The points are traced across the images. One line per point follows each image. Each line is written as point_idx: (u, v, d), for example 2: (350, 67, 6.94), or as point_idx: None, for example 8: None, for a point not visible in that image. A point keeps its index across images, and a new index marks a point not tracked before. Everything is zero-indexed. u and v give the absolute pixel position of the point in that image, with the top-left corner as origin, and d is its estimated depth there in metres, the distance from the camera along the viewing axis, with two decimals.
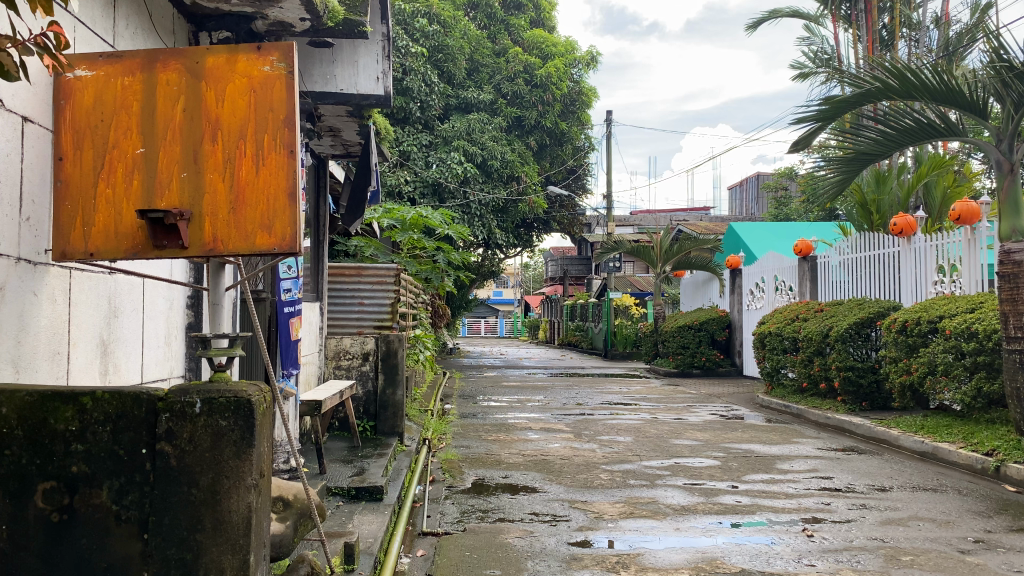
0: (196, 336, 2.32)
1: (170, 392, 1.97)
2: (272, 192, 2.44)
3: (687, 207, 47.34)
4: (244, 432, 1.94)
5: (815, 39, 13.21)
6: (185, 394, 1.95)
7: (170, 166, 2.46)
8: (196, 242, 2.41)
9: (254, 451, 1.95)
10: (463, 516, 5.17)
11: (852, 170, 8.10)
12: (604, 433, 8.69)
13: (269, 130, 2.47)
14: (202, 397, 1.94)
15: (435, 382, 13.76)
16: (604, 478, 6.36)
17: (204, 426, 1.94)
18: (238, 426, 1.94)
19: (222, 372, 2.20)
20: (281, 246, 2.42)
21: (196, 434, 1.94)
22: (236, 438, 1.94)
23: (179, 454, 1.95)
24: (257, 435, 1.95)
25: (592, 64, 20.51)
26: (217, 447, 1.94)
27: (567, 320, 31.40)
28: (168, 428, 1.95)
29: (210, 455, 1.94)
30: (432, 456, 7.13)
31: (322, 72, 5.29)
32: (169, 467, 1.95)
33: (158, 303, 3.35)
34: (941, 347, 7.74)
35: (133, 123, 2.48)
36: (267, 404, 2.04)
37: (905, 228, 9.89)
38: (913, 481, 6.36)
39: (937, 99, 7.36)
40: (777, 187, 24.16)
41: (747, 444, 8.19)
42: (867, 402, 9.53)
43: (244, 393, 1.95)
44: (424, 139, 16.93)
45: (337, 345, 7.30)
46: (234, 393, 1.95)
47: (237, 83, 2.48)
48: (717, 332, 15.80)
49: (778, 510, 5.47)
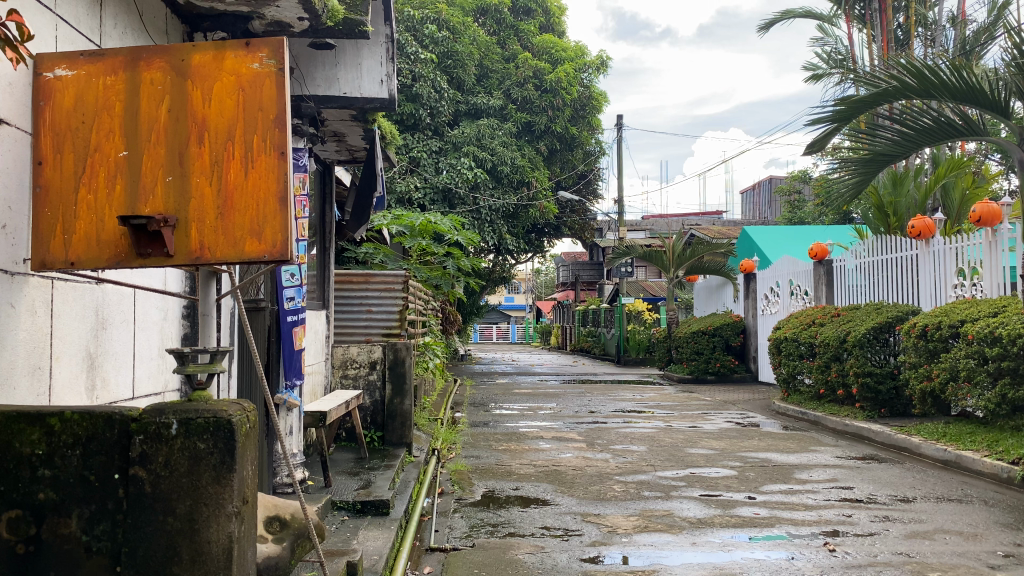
0: (174, 350, 2.19)
1: (145, 413, 1.88)
2: (261, 196, 2.31)
3: (699, 212, 47.06)
4: (223, 455, 1.84)
5: (829, 39, 13.02)
6: (160, 414, 1.86)
7: (154, 170, 2.33)
8: (182, 250, 2.28)
9: (234, 476, 1.85)
10: (473, 531, 5.01)
11: (870, 172, 7.89)
12: (618, 442, 8.52)
13: (258, 130, 2.34)
14: (178, 418, 1.85)
15: (446, 390, 13.61)
16: (617, 489, 6.20)
17: (181, 449, 1.85)
18: (217, 449, 1.84)
19: (202, 390, 2.08)
20: (271, 253, 2.28)
21: (173, 457, 1.85)
22: (216, 462, 1.84)
23: (154, 480, 1.85)
24: (237, 459, 1.85)
25: (602, 69, 20.37)
26: (195, 471, 1.84)
27: (580, 326, 31.20)
28: (142, 452, 1.85)
29: (187, 480, 1.85)
30: (442, 467, 6.98)
31: (325, 75, 5.15)
32: (142, 493, 1.86)
33: (151, 313, 3.22)
34: (963, 352, 7.54)
35: (116, 125, 2.36)
36: (249, 426, 1.93)
37: (923, 230, 9.69)
38: (937, 491, 6.16)
39: (958, 98, 7.16)
40: (791, 190, 23.89)
41: (763, 453, 8.00)
42: (886, 408, 9.35)
43: (223, 415, 1.86)
44: (434, 145, 16.73)
45: (344, 353, 7.08)
46: (213, 413, 1.86)
47: (225, 82, 2.35)
48: (731, 337, 15.63)
49: (797, 522, 5.28)
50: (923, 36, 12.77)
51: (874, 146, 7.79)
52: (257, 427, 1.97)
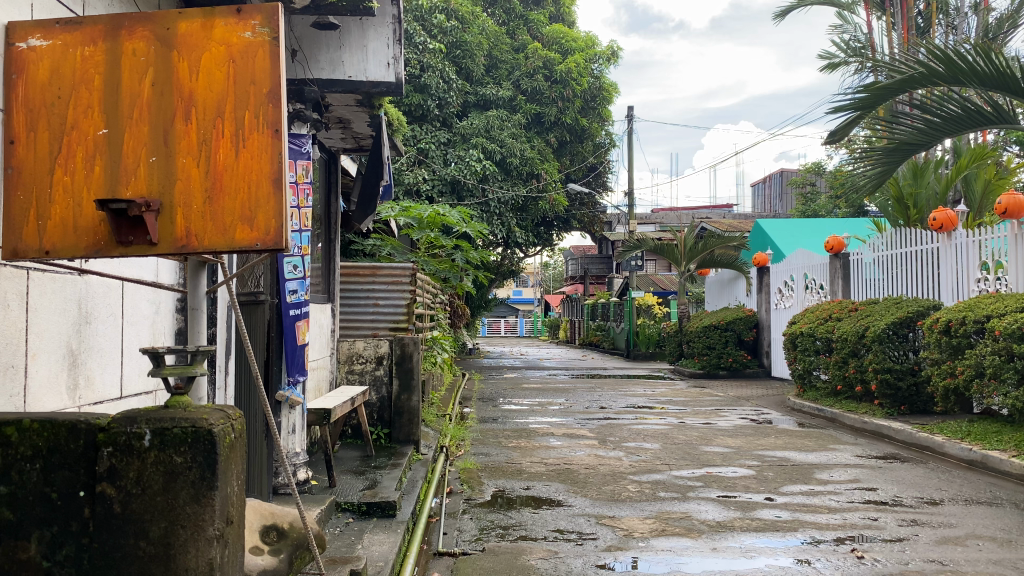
0: (149, 349, 1.99)
1: (113, 423, 1.80)
2: (253, 178, 2.10)
3: (711, 205, 46.71)
4: (203, 470, 1.77)
5: (848, 27, 12.70)
6: (131, 424, 1.79)
7: (136, 149, 2.13)
8: (167, 238, 2.07)
9: (216, 495, 1.77)
10: (483, 534, 4.80)
11: (892, 163, 7.64)
12: (631, 439, 8.30)
13: (250, 106, 2.13)
14: (152, 428, 1.78)
15: (454, 385, 13.41)
16: (632, 489, 5.98)
17: (154, 463, 1.77)
18: (196, 463, 1.77)
19: (180, 397, 1.92)
20: (264, 241, 2.07)
21: (146, 472, 1.77)
22: (194, 478, 1.77)
23: (123, 498, 1.78)
24: (218, 474, 1.77)
25: (613, 59, 20.08)
26: (171, 488, 1.77)
27: (588, 320, 30.97)
28: (110, 467, 1.78)
29: (161, 499, 1.77)
30: (450, 465, 6.78)
31: (329, 58, 4.96)
32: (110, 514, 1.78)
33: (142, 307, 3.02)
34: (990, 349, 7.28)
35: (96, 100, 2.14)
36: (233, 436, 1.86)
37: (945, 223, 9.40)
38: (965, 494, 5.91)
39: (987, 85, 6.90)
40: (804, 183, 23.48)
41: (781, 451, 7.77)
42: (906, 406, 9.09)
43: (203, 424, 1.79)
44: (442, 137, 16.49)
45: (350, 348, 6.88)
46: (192, 423, 1.79)
47: (214, 53, 2.14)
48: (744, 332, 15.35)
49: (821, 527, 5.04)
50: (944, 23, 12.45)
51: (897, 135, 7.52)
52: (241, 438, 1.90)
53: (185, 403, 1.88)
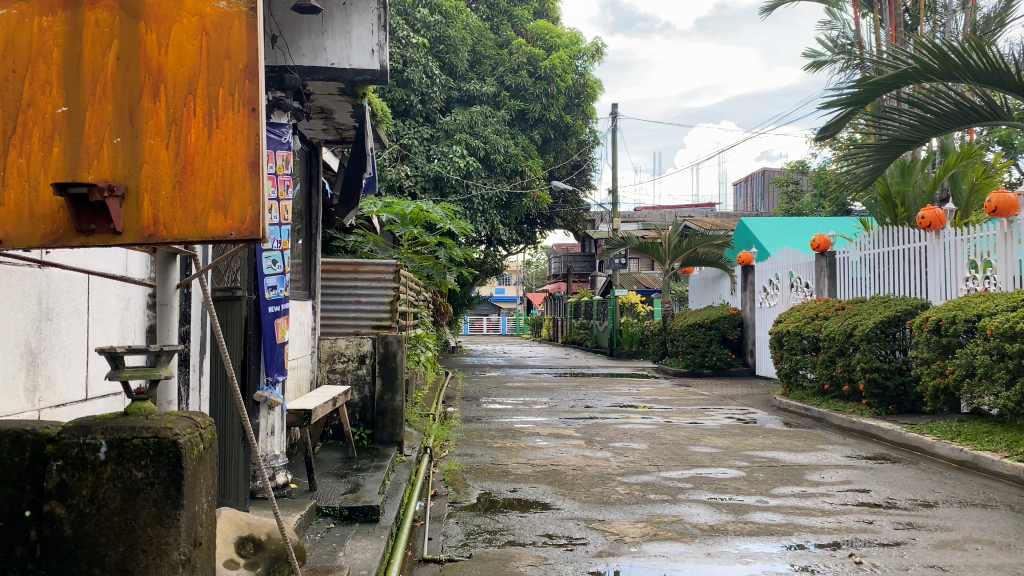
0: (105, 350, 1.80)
1: (64, 433, 1.65)
2: (228, 161, 1.92)
3: (694, 203, 46.68)
4: (166, 487, 1.62)
5: (837, 23, 12.62)
6: (86, 435, 1.64)
7: (99, 129, 1.93)
8: (132, 227, 1.89)
9: (181, 514, 1.63)
10: (469, 539, 4.63)
11: (886, 158, 7.55)
12: (618, 439, 8.17)
13: (224, 82, 1.95)
14: (108, 439, 1.63)
15: (436, 384, 13.22)
16: (621, 492, 5.84)
17: (111, 478, 1.63)
18: (158, 479, 1.62)
19: (144, 403, 1.76)
20: (239, 230, 1.89)
21: (101, 488, 1.63)
22: (157, 496, 1.62)
23: (75, 520, 1.63)
24: (182, 492, 1.63)
25: (597, 56, 19.97)
26: (129, 506, 1.62)
27: (571, 318, 30.83)
28: (61, 483, 1.64)
29: (118, 520, 1.62)
30: (434, 466, 6.61)
31: (311, 44, 4.77)
32: (60, 536, 1.63)
33: (110, 303, 2.83)
34: (981, 348, 7.21)
35: (54, 75, 1.94)
36: (202, 446, 1.72)
37: (933, 221, 9.33)
38: (958, 495, 5.82)
39: (981, 81, 6.82)
40: (788, 182, 23.43)
41: (770, 451, 7.66)
42: (894, 405, 9.01)
43: (167, 435, 1.64)
44: (425, 133, 16.28)
45: (331, 347, 6.70)
46: (154, 433, 1.64)
47: (186, 25, 1.96)
48: (728, 331, 15.27)
49: (816, 530, 4.92)
50: (932, 21, 12.41)
51: (889, 131, 7.44)
52: (211, 449, 1.75)
53: (147, 409, 1.73)
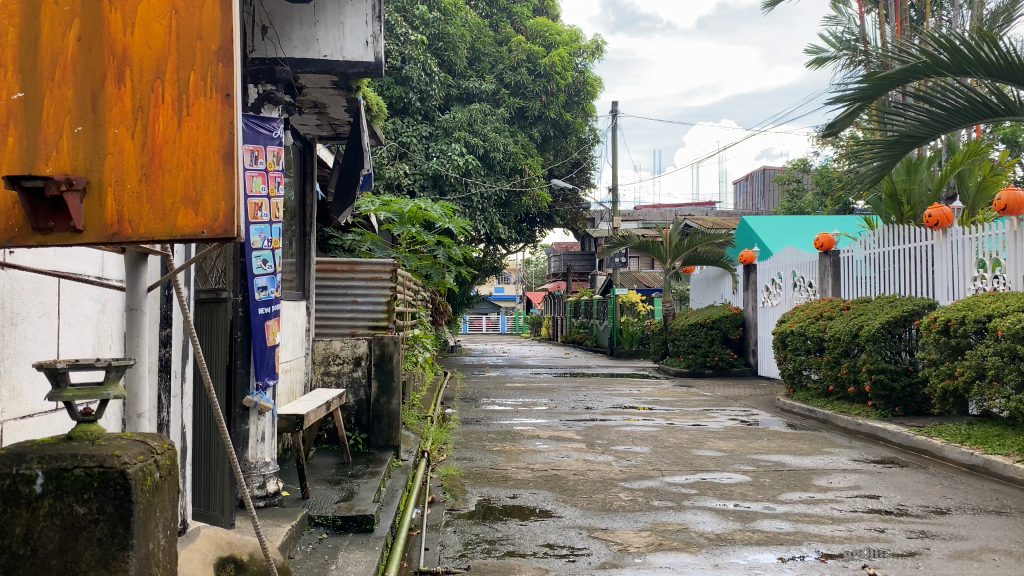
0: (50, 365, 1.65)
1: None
2: (200, 152, 1.75)
3: (694, 202, 46.44)
4: (112, 524, 1.52)
5: (842, 19, 12.44)
6: (21, 465, 1.53)
7: (58, 117, 1.75)
8: (95, 224, 1.71)
9: (130, 555, 1.53)
10: (467, 549, 4.46)
11: (894, 155, 7.37)
12: (620, 442, 8.00)
13: (196, 65, 1.77)
14: (45, 469, 1.52)
15: (435, 385, 13.06)
16: (624, 498, 5.66)
17: (51, 514, 1.52)
18: (104, 515, 1.52)
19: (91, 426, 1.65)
20: (211, 228, 1.72)
21: (41, 526, 1.52)
22: (102, 534, 1.52)
23: (14, 560, 1.53)
24: (132, 530, 1.53)
25: (597, 54, 19.80)
26: (73, 545, 1.52)
27: (571, 317, 30.65)
28: None
29: (58, 560, 1.52)
30: (432, 471, 6.44)
31: (302, 36, 4.60)
32: None
33: (84, 306, 2.66)
34: (991, 350, 7.04)
35: (9, 57, 1.76)
36: (157, 474, 1.63)
37: (940, 220, 9.19)
38: (971, 502, 5.65)
39: (994, 76, 6.64)
40: (789, 180, 23.23)
41: (775, 455, 7.49)
42: (900, 407, 8.86)
43: (113, 465, 1.53)
44: (424, 131, 16.08)
45: (326, 348, 6.51)
46: (98, 463, 1.53)
47: (154, 2, 1.78)
48: (730, 331, 15.10)
49: (826, 540, 4.75)
50: (937, 16, 12.24)
51: (897, 128, 7.27)
52: (164, 477, 1.65)
53: (95, 432, 1.60)
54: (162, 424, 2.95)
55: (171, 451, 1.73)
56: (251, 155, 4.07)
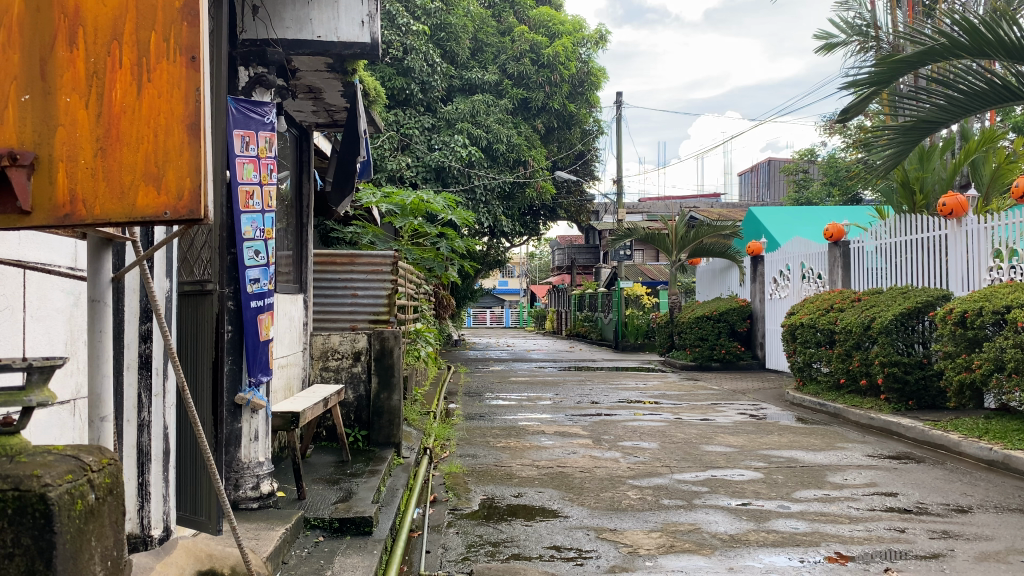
0: None
1: None
2: (161, 124, 1.55)
3: (699, 194, 46.20)
4: (32, 557, 1.33)
5: (854, 4, 12.16)
6: None
7: (3, 84, 1.56)
8: (42, 205, 1.52)
9: None
10: (470, 552, 4.27)
11: (911, 141, 7.15)
12: (627, 438, 7.80)
13: (157, 25, 1.57)
14: None
15: (437, 379, 12.88)
16: (633, 497, 5.46)
17: None
18: (23, 546, 1.33)
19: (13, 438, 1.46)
20: (174, 209, 1.52)
21: None
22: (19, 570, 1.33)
23: None
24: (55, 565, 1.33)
25: (601, 43, 19.56)
26: None
27: (576, 310, 30.45)
28: None
29: None
30: (434, 468, 6.26)
31: (295, 16, 4.39)
32: None
33: (54, 299, 2.48)
34: (1010, 341, 6.82)
35: None
36: (93, 496, 1.45)
37: (955, 208, 8.98)
38: (993, 500, 5.44)
39: (1014, 58, 6.38)
40: (796, 171, 22.95)
41: (788, 451, 7.28)
42: (914, 401, 8.65)
43: (32, 488, 1.35)
44: (426, 122, 15.80)
45: (324, 343, 6.30)
46: (14, 485, 1.34)
47: None
48: (737, 323, 14.88)
49: (845, 541, 4.54)
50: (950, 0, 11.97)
51: (913, 113, 7.07)
52: (98, 501, 1.47)
53: (13, 447, 1.42)
54: (142, 425, 2.77)
55: (112, 474, 1.54)
56: (242, 141, 3.88)
